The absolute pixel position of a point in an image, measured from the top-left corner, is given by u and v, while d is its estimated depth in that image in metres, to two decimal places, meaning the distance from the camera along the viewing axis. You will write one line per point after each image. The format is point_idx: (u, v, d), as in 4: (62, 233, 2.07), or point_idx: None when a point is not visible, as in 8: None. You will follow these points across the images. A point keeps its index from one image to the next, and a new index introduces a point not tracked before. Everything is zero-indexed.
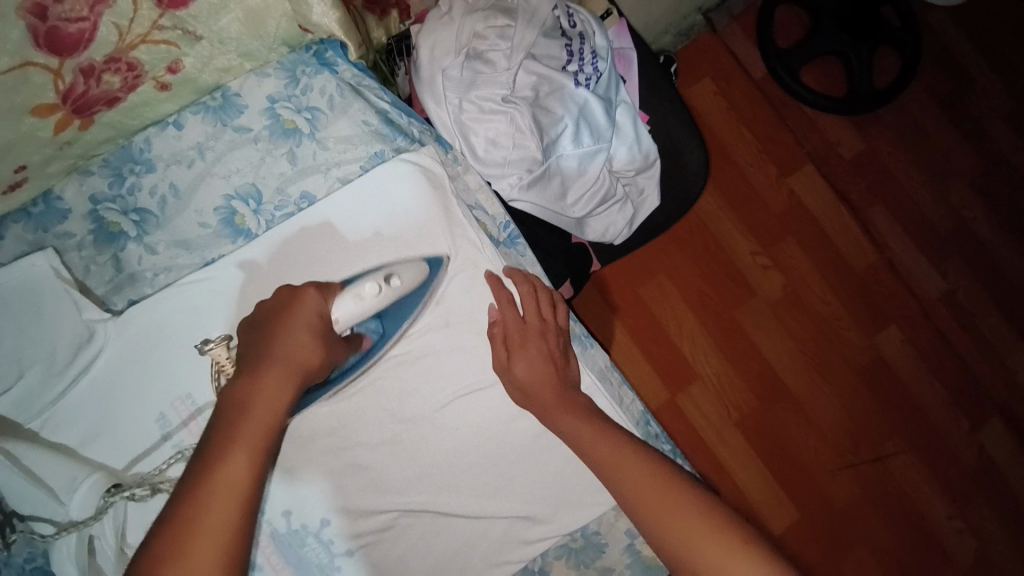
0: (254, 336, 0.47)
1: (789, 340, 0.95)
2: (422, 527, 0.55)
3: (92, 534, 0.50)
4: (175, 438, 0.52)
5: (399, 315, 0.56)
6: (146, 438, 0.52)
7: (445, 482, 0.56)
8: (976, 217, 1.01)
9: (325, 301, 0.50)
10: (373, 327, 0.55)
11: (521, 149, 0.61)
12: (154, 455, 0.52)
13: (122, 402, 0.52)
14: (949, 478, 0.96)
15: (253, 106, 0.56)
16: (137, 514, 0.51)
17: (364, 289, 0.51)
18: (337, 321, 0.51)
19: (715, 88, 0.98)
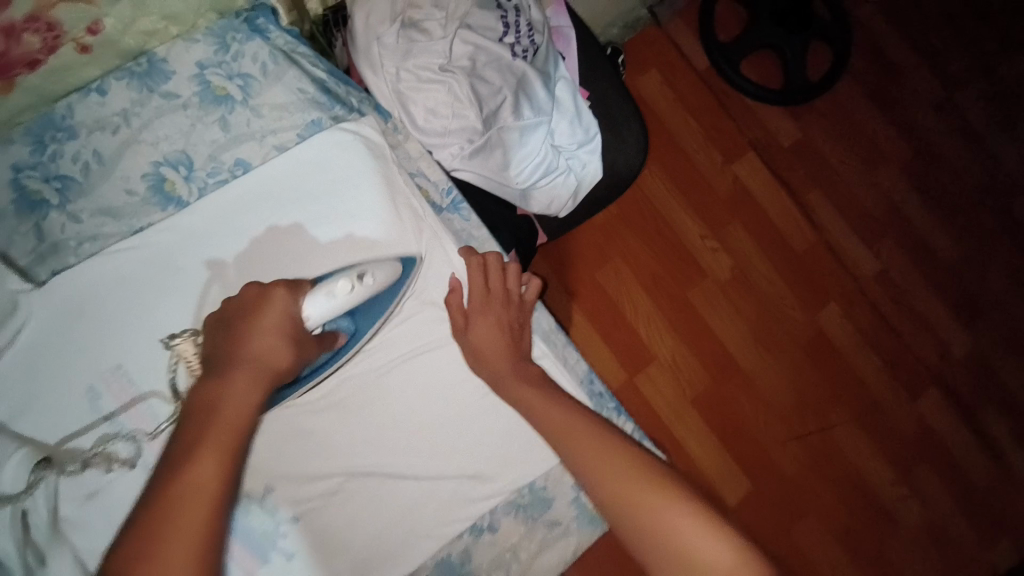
0: (221, 334, 0.48)
1: (735, 317, 1.33)
2: (369, 490, 0.57)
3: (25, 508, 0.55)
4: (108, 411, 0.57)
5: (370, 312, 0.58)
6: (78, 411, 0.57)
7: (390, 442, 0.58)
8: (903, 199, 1.43)
9: (293, 299, 0.52)
10: (346, 323, 0.57)
11: (461, 119, 0.65)
12: (83, 432, 0.57)
13: (49, 374, 0.57)
14: (888, 440, 1.33)
15: (181, 71, 0.62)
16: (69, 485, 0.56)
17: (337, 286, 0.53)
18: (308, 319, 0.52)
19: (659, 77, 1.39)
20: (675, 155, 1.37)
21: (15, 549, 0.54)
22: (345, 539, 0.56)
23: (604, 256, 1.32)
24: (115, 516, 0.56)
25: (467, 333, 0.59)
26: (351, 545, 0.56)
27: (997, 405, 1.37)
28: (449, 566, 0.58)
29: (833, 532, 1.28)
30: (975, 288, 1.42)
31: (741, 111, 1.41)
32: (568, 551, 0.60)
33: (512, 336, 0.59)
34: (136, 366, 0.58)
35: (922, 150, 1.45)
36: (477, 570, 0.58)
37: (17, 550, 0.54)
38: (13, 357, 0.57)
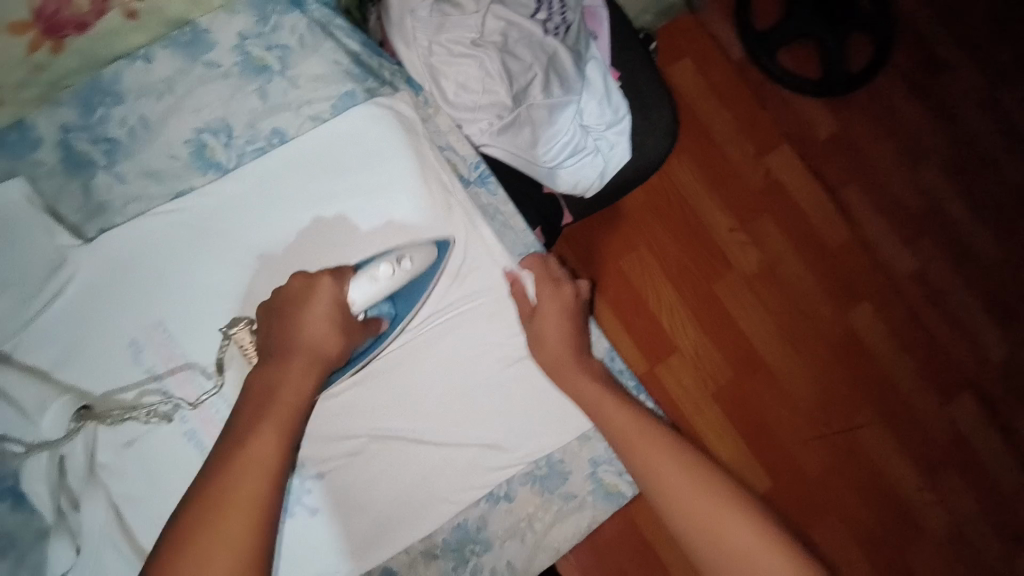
0: (279, 321, 0.53)
1: (762, 312, 1.31)
2: (391, 452, 0.59)
3: (62, 454, 0.58)
4: (147, 363, 0.60)
5: (410, 296, 0.59)
6: (123, 364, 0.60)
7: (414, 409, 0.60)
8: (944, 198, 1.38)
9: (339, 287, 0.54)
10: (387, 309, 0.59)
11: (491, 95, 0.66)
12: (128, 384, 0.60)
13: (95, 327, 0.60)
14: (917, 444, 1.29)
15: (223, 42, 0.64)
16: (107, 433, 0.59)
17: (378, 270, 0.55)
18: (353, 305, 0.55)
19: (693, 66, 1.36)
20: (706, 146, 1.35)
21: (48, 493, 0.57)
22: (366, 498, 0.58)
23: (630, 245, 1.31)
24: (148, 467, 0.59)
25: (534, 319, 0.60)
26: (372, 505, 0.58)
27: None
28: (464, 532, 0.59)
29: (853, 534, 1.25)
30: (1019, 291, 1.36)
31: (776, 102, 1.38)
32: (583, 523, 0.60)
33: (579, 326, 0.61)
34: (177, 323, 0.61)
35: (967, 147, 1.40)
36: (493, 537, 0.59)
37: (51, 493, 0.57)
38: (62, 309, 0.60)
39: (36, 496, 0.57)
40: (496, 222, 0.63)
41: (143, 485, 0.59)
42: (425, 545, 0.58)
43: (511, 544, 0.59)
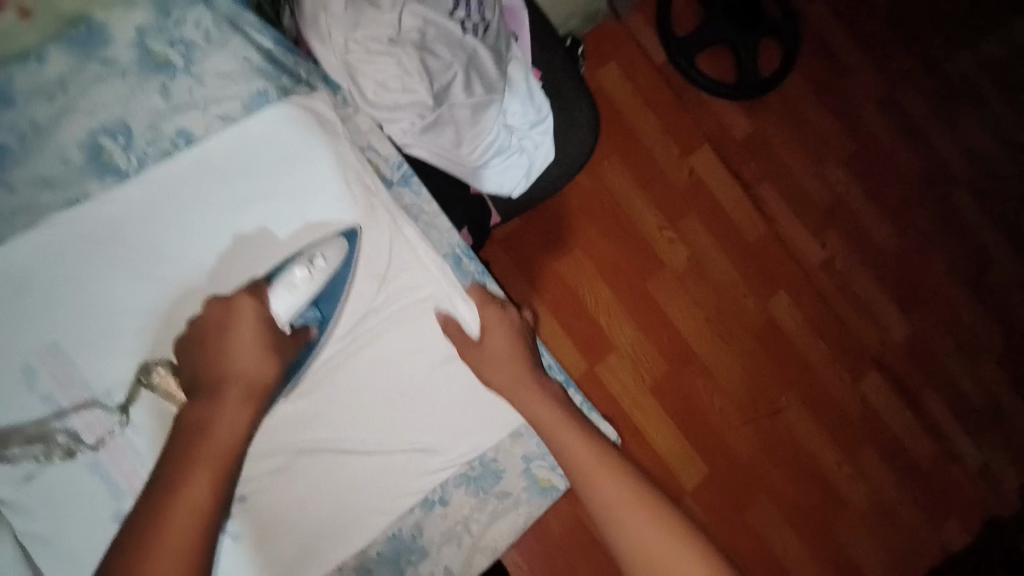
0: (204, 353, 0.53)
1: (693, 305, 1.37)
2: (314, 470, 0.56)
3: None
4: (44, 392, 0.55)
5: (332, 296, 0.58)
6: (15, 393, 0.55)
7: (344, 425, 0.57)
8: (847, 193, 1.50)
9: (261, 302, 0.54)
10: (313, 314, 0.57)
11: (412, 94, 0.65)
12: (25, 417, 0.55)
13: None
14: (835, 421, 1.38)
15: (120, 38, 0.59)
16: (7, 470, 0.54)
17: (293, 275, 0.55)
18: (276, 317, 0.54)
19: (619, 71, 1.41)
20: (633, 147, 1.39)
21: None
22: (290, 518, 0.55)
23: (566, 246, 1.33)
24: (54, 504, 0.54)
25: (480, 345, 0.60)
26: (298, 524, 0.55)
27: (934, 386, 1.45)
28: (399, 541, 0.58)
29: (784, 510, 1.33)
30: (915, 275, 1.49)
31: (697, 105, 1.45)
32: (519, 521, 0.61)
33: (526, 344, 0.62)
34: (75, 345, 0.56)
35: (866, 145, 1.52)
36: (429, 544, 0.58)
37: None
38: None
39: None
40: (420, 222, 0.63)
41: (47, 527, 0.54)
42: (358, 560, 0.57)
43: (448, 548, 0.59)
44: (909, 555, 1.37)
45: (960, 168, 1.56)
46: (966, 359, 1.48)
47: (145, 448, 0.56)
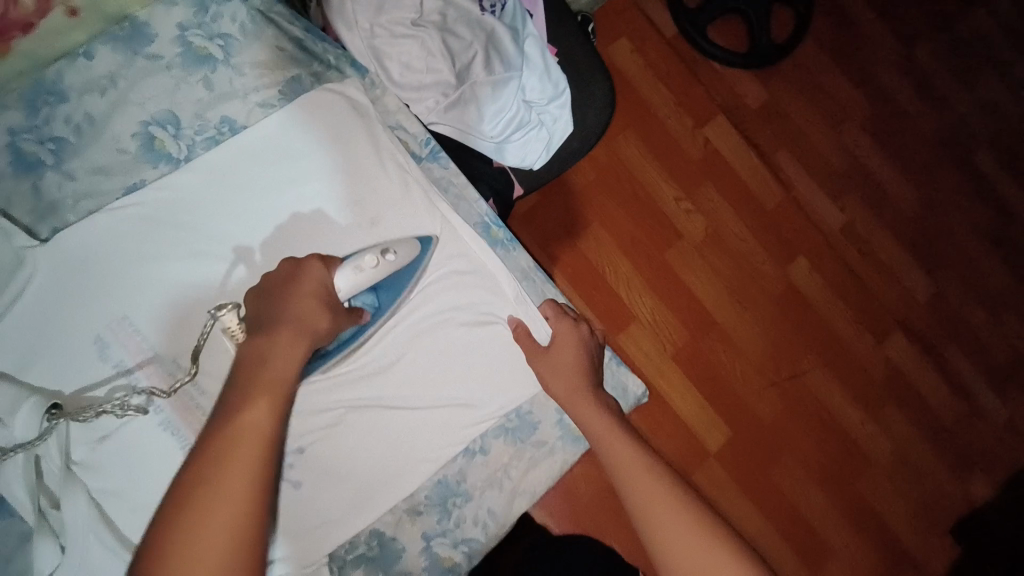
0: (264, 298, 0.53)
1: (712, 274, 1.39)
2: (368, 425, 0.62)
3: (38, 455, 0.58)
4: (115, 359, 0.61)
5: (393, 287, 0.62)
6: (88, 360, 0.61)
7: (393, 384, 0.63)
8: (865, 156, 1.49)
9: (327, 272, 0.56)
10: (370, 300, 0.61)
11: (435, 73, 0.71)
12: (99, 379, 0.61)
13: (59, 326, 0.61)
14: (858, 383, 1.40)
15: (163, 34, 0.65)
16: (87, 429, 0.60)
17: (363, 260, 0.58)
18: (338, 291, 0.57)
19: (630, 45, 1.42)
20: (647, 120, 1.41)
21: (27, 495, 0.57)
22: (347, 467, 0.61)
23: (584, 220, 1.36)
24: (131, 459, 0.60)
25: (549, 353, 0.64)
26: (352, 474, 0.61)
27: (959, 344, 1.45)
28: (446, 485, 0.63)
29: (807, 469, 1.35)
30: (937, 235, 1.49)
31: (709, 75, 1.45)
32: (554, 467, 0.65)
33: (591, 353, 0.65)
34: (142, 317, 0.62)
35: (883, 106, 1.51)
36: (473, 488, 0.63)
37: (30, 494, 0.57)
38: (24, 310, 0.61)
39: (17, 500, 0.57)
40: (450, 193, 0.67)
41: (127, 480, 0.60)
42: (409, 503, 0.62)
43: (491, 493, 0.64)
44: (935, 510, 1.39)
45: (981, 125, 1.54)
46: (991, 316, 1.48)
47: (212, 406, 0.62)
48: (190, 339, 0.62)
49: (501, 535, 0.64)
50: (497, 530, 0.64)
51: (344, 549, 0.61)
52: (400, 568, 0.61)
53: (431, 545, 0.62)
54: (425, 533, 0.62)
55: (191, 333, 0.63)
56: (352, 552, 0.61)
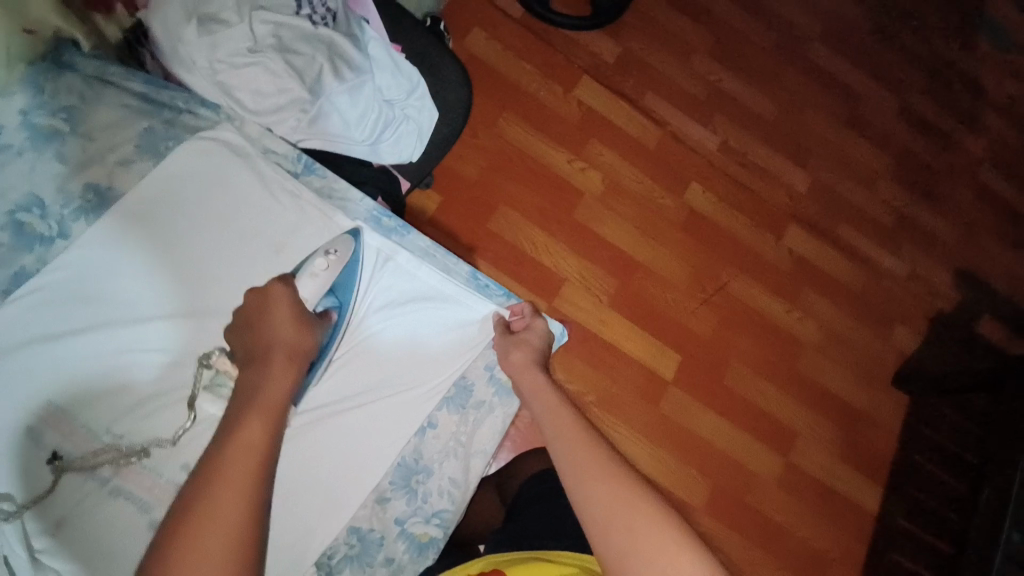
0: (249, 329, 0.60)
1: (622, 221, 1.48)
2: (334, 428, 0.66)
3: (3, 554, 0.55)
4: (44, 445, 0.59)
5: (346, 285, 0.69)
6: (13, 452, 0.58)
7: (352, 384, 0.68)
8: (721, 80, 1.63)
9: (290, 288, 0.63)
10: (331, 301, 0.67)
11: (287, 93, 0.73)
12: (33, 470, 0.58)
13: None
14: (773, 279, 1.53)
15: (8, 123, 0.66)
16: (36, 519, 0.57)
17: (316, 265, 0.65)
18: (307, 302, 0.64)
19: (484, 34, 1.49)
20: (520, 98, 1.48)
21: None
22: (318, 471, 0.64)
23: (492, 206, 1.41)
24: (94, 538, 0.58)
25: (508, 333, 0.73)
26: (326, 479, 0.64)
27: (846, 218, 1.62)
28: (406, 466, 0.68)
29: (755, 367, 1.47)
30: (800, 131, 1.65)
31: (564, 43, 1.55)
32: (498, 422, 0.72)
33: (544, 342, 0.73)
34: (64, 398, 0.60)
35: (721, 32, 1.66)
36: (431, 462, 0.69)
37: None
38: None
39: None
40: (334, 199, 0.74)
41: (98, 564, 0.58)
42: (376, 494, 0.66)
43: (449, 462, 0.69)
44: (870, 367, 1.54)
45: (806, 28, 1.73)
46: (865, 187, 1.65)
47: (168, 463, 0.62)
48: (121, 405, 0.62)
49: (468, 501, 0.69)
50: (463, 496, 0.69)
51: (328, 554, 0.64)
52: (384, 557, 0.65)
53: (406, 526, 0.66)
54: (398, 517, 0.66)
55: (121, 402, 0.62)
56: (335, 555, 0.64)
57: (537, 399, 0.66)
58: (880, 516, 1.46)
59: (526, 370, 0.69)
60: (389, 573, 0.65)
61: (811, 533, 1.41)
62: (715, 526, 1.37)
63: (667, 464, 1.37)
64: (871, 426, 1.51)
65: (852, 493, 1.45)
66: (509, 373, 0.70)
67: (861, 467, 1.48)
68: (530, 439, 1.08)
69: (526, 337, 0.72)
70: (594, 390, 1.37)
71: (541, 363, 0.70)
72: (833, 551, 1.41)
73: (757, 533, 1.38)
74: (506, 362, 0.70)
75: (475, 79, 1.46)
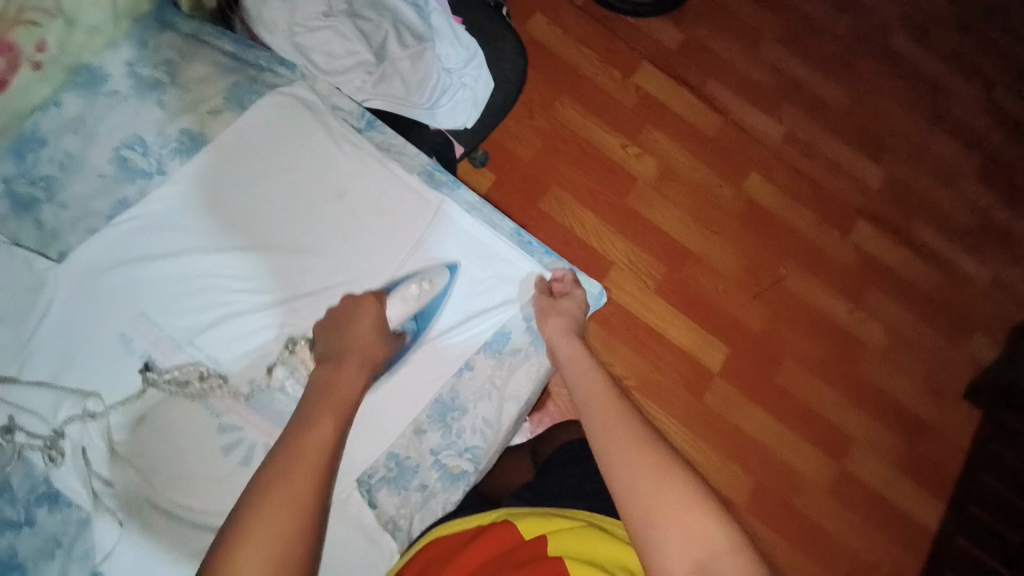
0: (330, 333, 0.68)
1: (675, 209, 1.46)
2: (387, 392, 0.71)
3: (84, 444, 0.64)
4: (138, 350, 0.68)
5: (428, 314, 0.73)
6: (111, 354, 0.67)
7: (404, 358, 0.72)
8: (789, 68, 1.58)
9: (380, 306, 0.70)
10: (411, 326, 0.72)
11: (355, 55, 0.81)
12: (128, 375, 0.67)
13: (84, 329, 0.68)
14: (834, 276, 1.46)
15: (115, 73, 0.76)
16: (119, 417, 0.66)
17: (408, 291, 0.71)
18: (388, 319, 0.70)
19: (546, 19, 1.52)
20: (579, 82, 1.49)
21: (82, 481, 0.64)
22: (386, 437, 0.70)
23: (544, 186, 1.43)
24: (166, 438, 0.66)
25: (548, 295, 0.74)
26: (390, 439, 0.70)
27: (922, 217, 1.52)
28: (443, 403, 0.72)
29: (808, 365, 1.41)
30: (875, 123, 1.57)
31: (626, 29, 1.55)
32: (533, 370, 0.74)
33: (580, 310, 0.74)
34: (153, 311, 0.69)
35: (792, 20, 1.61)
36: (466, 402, 0.72)
37: (83, 480, 0.63)
38: (56, 314, 0.68)
39: (70, 488, 0.63)
40: (392, 153, 0.79)
41: (171, 458, 0.66)
42: (413, 425, 0.71)
43: (483, 403, 0.73)
44: (940, 375, 1.44)
45: (886, 16, 1.64)
46: (944, 184, 1.55)
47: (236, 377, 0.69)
48: (196, 323, 0.70)
49: (500, 440, 0.73)
50: (496, 435, 0.72)
51: (368, 473, 0.69)
52: (418, 483, 0.70)
53: (440, 457, 0.71)
54: (433, 448, 0.71)
55: (197, 319, 0.70)
56: (374, 475, 0.69)
57: (574, 364, 0.69)
58: (942, 535, 1.36)
59: (564, 332, 0.71)
60: (422, 498, 0.70)
61: (862, 544, 1.34)
62: (755, 525, 1.32)
63: (708, 456, 1.35)
64: (936, 439, 1.41)
65: (910, 507, 1.37)
66: (547, 334, 0.72)
67: (920, 480, 1.38)
68: (565, 410, 1.10)
69: (566, 306, 0.73)
70: (636, 375, 1.36)
71: (579, 331, 0.72)
72: (885, 565, 1.34)
73: (802, 538, 1.33)
74: (546, 326, 0.72)
75: (535, 64, 1.49)
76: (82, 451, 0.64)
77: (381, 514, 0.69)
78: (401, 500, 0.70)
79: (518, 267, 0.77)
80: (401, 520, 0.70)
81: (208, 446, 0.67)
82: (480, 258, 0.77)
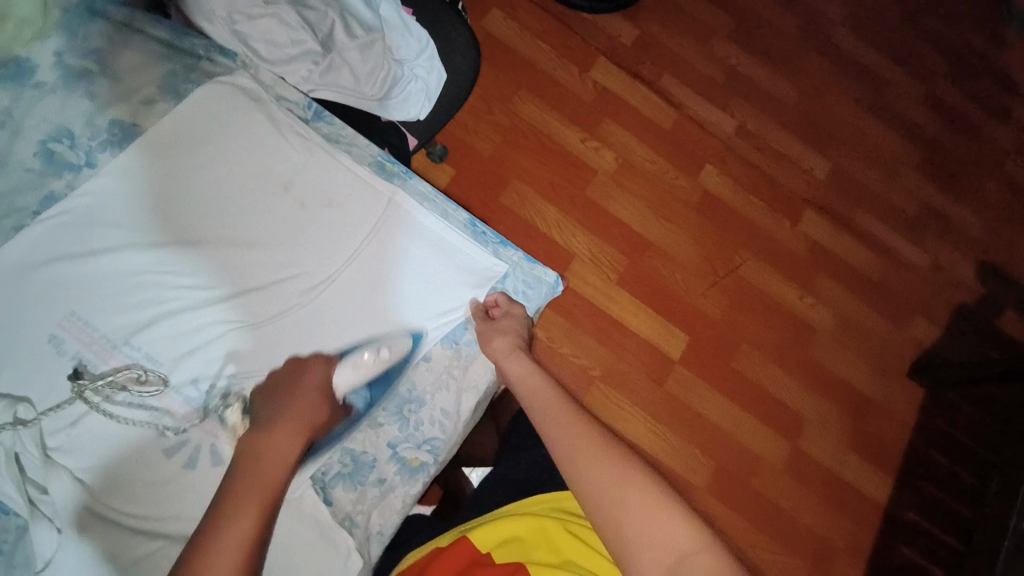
0: (266, 406, 0.65)
1: (634, 202, 1.48)
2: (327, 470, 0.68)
3: (17, 452, 0.61)
4: (71, 351, 0.64)
5: (384, 383, 0.71)
6: (42, 356, 0.64)
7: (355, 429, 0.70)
8: (740, 64, 1.62)
9: (327, 370, 0.67)
10: (364, 395, 0.70)
11: (300, 45, 0.78)
12: (59, 378, 0.64)
13: (13, 332, 0.64)
14: (786, 263, 1.51)
15: (41, 63, 0.72)
16: (52, 424, 0.63)
17: (359, 359, 0.68)
18: (336, 388, 0.67)
19: (503, 14, 1.52)
20: (537, 77, 1.50)
21: (16, 488, 0.60)
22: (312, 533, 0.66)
23: (504, 181, 1.44)
24: (104, 442, 0.63)
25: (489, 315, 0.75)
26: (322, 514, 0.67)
27: (867, 206, 1.59)
28: (399, 394, 0.72)
29: (764, 351, 1.46)
30: (822, 116, 1.63)
31: (582, 25, 1.56)
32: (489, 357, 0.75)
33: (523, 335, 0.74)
34: (88, 310, 0.66)
35: (742, 17, 1.66)
36: (423, 393, 0.72)
37: (18, 488, 0.60)
38: None
39: (8, 496, 0.60)
40: (342, 144, 0.78)
41: (111, 462, 0.63)
42: (370, 418, 0.70)
43: (441, 393, 0.73)
44: (887, 356, 1.51)
45: (829, 13, 1.71)
46: (885, 175, 1.62)
47: (178, 376, 0.66)
48: (135, 321, 0.67)
49: (460, 430, 0.72)
50: (454, 425, 0.72)
51: (323, 470, 0.68)
52: (375, 477, 0.69)
53: (398, 450, 0.70)
54: (390, 441, 0.71)
55: (135, 317, 0.67)
56: (329, 472, 0.68)
57: (522, 384, 0.70)
58: (890, 508, 1.43)
59: (509, 353, 0.71)
60: (380, 492, 0.69)
61: (817, 520, 1.39)
62: (716, 506, 1.36)
63: (670, 442, 1.37)
64: (884, 417, 1.48)
65: (861, 483, 1.43)
66: (489, 356, 0.72)
67: (870, 456, 1.45)
68: None
69: (507, 325, 0.73)
70: (599, 365, 1.38)
71: (524, 348, 0.73)
72: (840, 539, 1.39)
73: (761, 517, 1.37)
74: (489, 349, 0.72)
75: (493, 59, 1.49)
76: (14, 458, 0.61)
77: (337, 511, 0.67)
78: (357, 496, 0.69)
79: (477, 258, 0.78)
80: (359, 516, 0.68)
81: (150, 449, 0.64)
82: (435, 250, 0.76)
